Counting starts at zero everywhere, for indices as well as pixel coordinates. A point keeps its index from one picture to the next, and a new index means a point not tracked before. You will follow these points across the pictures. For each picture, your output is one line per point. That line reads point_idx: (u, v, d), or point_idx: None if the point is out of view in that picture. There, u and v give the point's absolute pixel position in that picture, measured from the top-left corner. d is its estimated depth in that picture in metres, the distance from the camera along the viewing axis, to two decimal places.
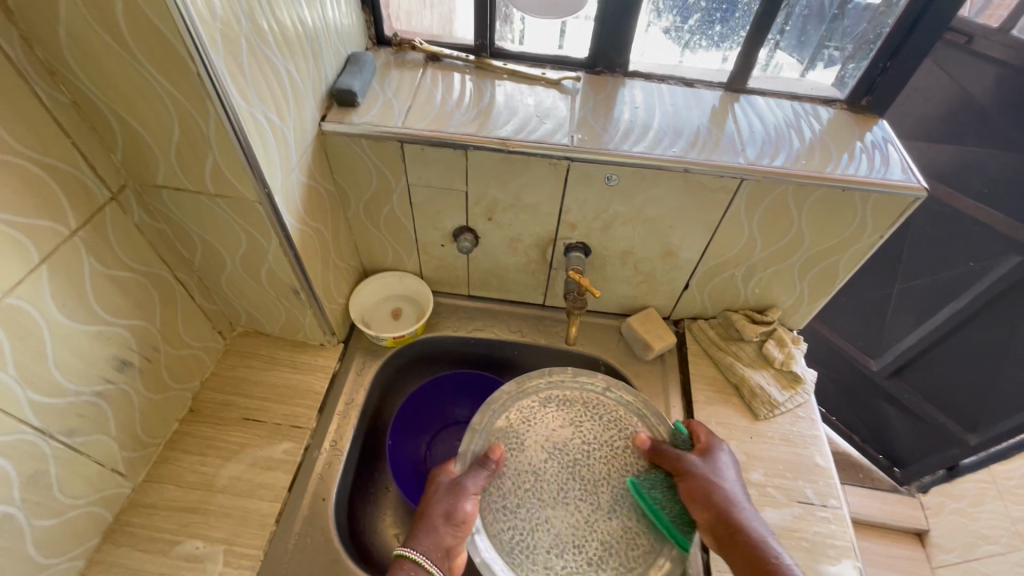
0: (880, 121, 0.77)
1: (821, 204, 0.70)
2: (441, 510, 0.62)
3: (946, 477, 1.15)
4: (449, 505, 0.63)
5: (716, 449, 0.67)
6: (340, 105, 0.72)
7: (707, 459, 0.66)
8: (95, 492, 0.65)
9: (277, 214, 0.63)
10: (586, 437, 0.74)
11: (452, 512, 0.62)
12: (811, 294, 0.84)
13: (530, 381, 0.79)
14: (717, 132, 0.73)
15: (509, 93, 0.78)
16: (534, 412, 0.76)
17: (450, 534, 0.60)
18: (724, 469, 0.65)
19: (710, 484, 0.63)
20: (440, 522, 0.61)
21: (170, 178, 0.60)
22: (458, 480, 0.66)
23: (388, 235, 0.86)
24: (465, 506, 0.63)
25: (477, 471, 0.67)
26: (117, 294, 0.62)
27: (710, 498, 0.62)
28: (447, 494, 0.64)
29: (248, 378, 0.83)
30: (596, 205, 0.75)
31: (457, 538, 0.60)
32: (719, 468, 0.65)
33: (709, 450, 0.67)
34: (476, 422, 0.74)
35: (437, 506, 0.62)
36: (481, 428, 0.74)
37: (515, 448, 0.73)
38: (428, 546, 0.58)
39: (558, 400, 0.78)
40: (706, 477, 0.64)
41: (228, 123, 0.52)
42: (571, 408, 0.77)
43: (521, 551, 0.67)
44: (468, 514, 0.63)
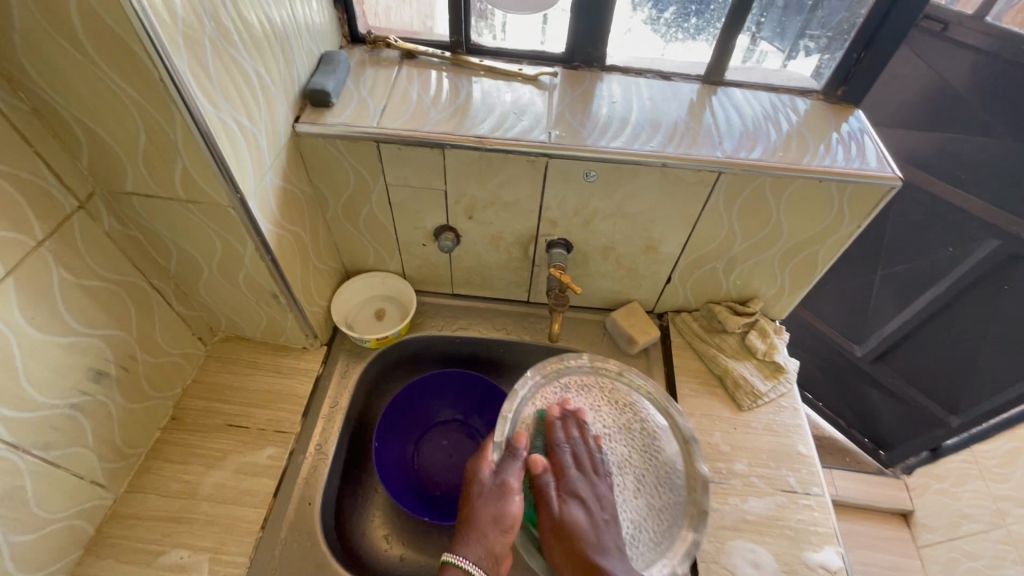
0: (856, 111, 0.77)
1: (797, 195, 0.70)
2: (488, 514, 0.62)
3: (929, 459, 1.21)
4: (496, 508, 0.62)
5: (577, 477, 0.66)
6: (315, 105, 0.71)
7: (567, 496, 0.64)
8: (75, 505, 0.64)
9: (251, 219, 0.62)
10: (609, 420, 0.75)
11: (500, 517, 0.62)
12: (792, 284, 0.84)
13: (548, 369, 0.79)
14: (695, 126, 0.73)
15: (486, 90, 0.77)
16: (556, 400, 0.77)
17: (496, 540, 0.61)
18: (588, 502, 0.64)
19: (574, 530, 0.61)
20: (487, 526, 0.61)
21: (140, 185, 0.59)
22: (501, 479, 0.65)
23: (368, 236, 0.85)
24: (511, 508, 0.62)
25: (517, 467, 0.66)
26: (89, 304, 0.61)
27: (574, 550, 0.60)
28: (492, 496, 0.64)
29: (230, 384, 0.82)
30: (575, 201, 0.75)
31: (503, 543, 0.61)
32: (580, 503, 0.63)
33: (572, 481, 0.65)
34: (504, 409, 0.74)
35: (484, 511, 0.62)
36: (510, 416, 0.74)
37: (543, 437, 0.74)
38: (476, 554, 0.60)
39: (577, 386, 0.78)
40: (567, 520, 0.62)
41: (195, 128, 0.51)
42: (591, 391, 0.78)
43: None
44: (514, 516, 0.62)
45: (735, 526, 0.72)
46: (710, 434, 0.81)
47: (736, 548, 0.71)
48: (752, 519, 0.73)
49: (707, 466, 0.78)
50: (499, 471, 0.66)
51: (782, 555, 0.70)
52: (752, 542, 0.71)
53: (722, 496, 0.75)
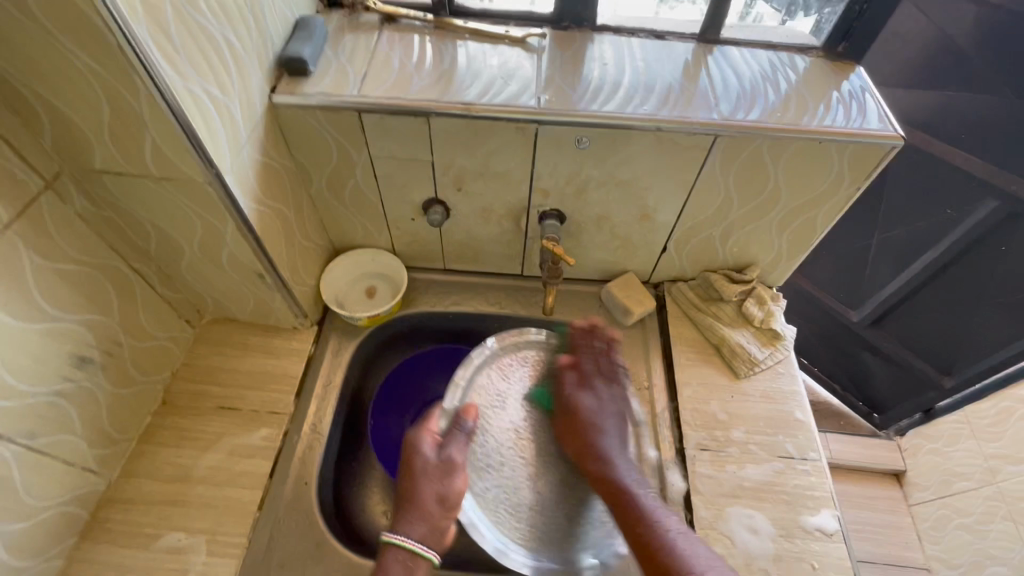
0: (857, 68, 0.74)
1: (795, 157, 0.68)
2: (433, 493, 0.63)
3: (923, 419, 1.25)
4: (440, 485, 0.64)
5: (594, 378, 0.73)
6: (292, 74, 0.67)
7: (583, 389, 0.72)
8: (66, 492, 0.63)
9: (229, 195, 0.60)
10: (559, 400, 0.79)
11: (444, 494, 0.63)
12: (790, 250, 0.83)
13: (507, 340, 0.80)
14: (690, 88, 0.70)
15: (472, 54, 0.73)
16: (510, 371, 0.79)
17: (441, 516, 0.62)
18: (598, 398, 0.72)
19: (583, 418, 0.69)
20: (432, 504, 0.62)
21: (109, 163, 0.56)
22: (445, 455, 0.66)
23: (355, 212, 0.83)
24: (454, 484, 0.64)
25: (461, 443, 0.67)
26: (65, 288, 0.59)
27: (581, 429, 0.69)
28: (436, 472, 0.65)
29: (219, 366, 0.81)
30: (567, 168, 0.72)
31: (446, 518, 0.63)
32: (592, 397, 0.72)
33: (591, 378, 0.73)
34: (459, 374, 0.75)
35: (427, 489, 0.63)
36: (462, 381, 0.75)
37: (495, 405, 0.76)
38: (419, 531, 0.61)
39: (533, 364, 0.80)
40: (579, 408, 0.70)
41: (161, 98, 0.48)
42: (546, 370, 0.80)
43: (505, 509, 0.71)
44: (458, 493, 0.64)
45: (732, 492, 0.73)
46: (707, 402, 0.80)
47: (733, 514, 0.71)
48: (749, 486, 0.73)
49: (703, 434, 0.78)
50: (441, 446, 0.67)
51: (779, 519, 0.71)
52: (750, 507, 0.72)
53: (719, 463, 0.75)
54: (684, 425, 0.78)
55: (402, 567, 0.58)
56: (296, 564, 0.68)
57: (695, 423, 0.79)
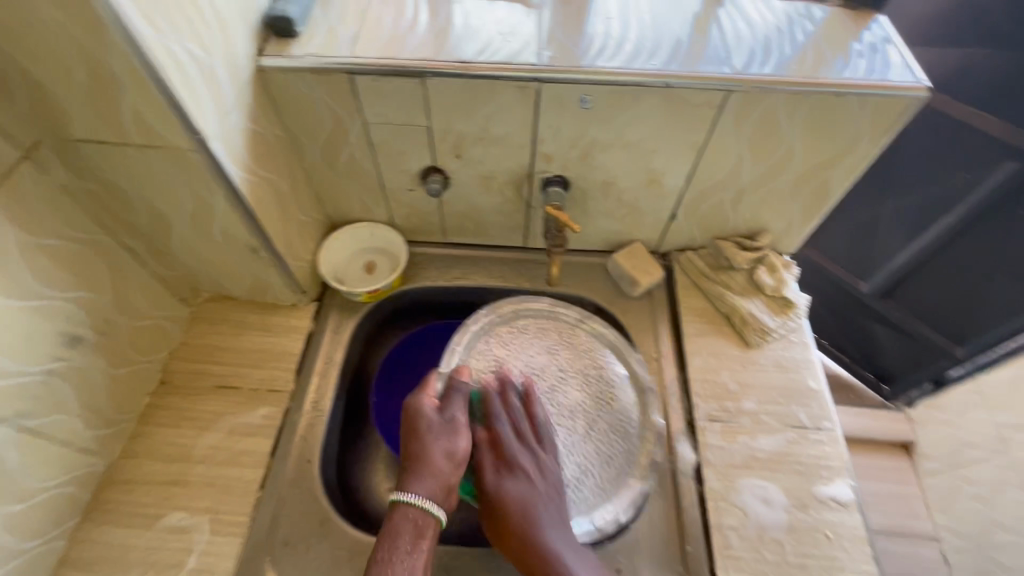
0: (877, 17, 0.70)
1: (813, 113, 0.64)
2: (440, 451, 0.62)
3: (933, 390, 1.25)
4: (446, 444, 0.63)
5: (517, 451, 0.66)
6: (279, 36, 0.64)
7: (506, 475, 0.64)
8: (66, 473, 0.62)
9: (217, 164, 0.57)
10: (563, 363, 0.77)
11: (451, 452, 0.63)
12: (803, 215, 0.80)
13: (507, 306, 0.81)
14: (700, 42, 0.66)
15: (468, 11, 0.69)
16: (511, 337, 0.79)
17: (450, 474, 0.62)
18: (528, 475, 0.64)
19: (512, 508, 0.62)
20: (442, 464, 0.61)
21: (90, 131, 0.53)
22: (448, 416, 0.65)
23: (351, 183, 0.80)
24: (460, 442, 0.64)
25: (461, 402, 0.67)
26: (51, 265, 0.57)
27: (518, 527, 0.61)
28: (441, 431, 0.64)
29: (217, 345, 0.79)
30: (571, 130, 0.69)
31: (455, 476, 0.62)
32: (521, 481, 0.64)
33: (516, 456, 0.65)
34: (454, 341, 0.78)
35: (437, 448, 0.62)
36: (458, 348, 0.77)
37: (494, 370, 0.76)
38: (428, 488, 0.60)
39: (541, 330, 0.80)
40: (507, 499, 0.62)
41: (136, 55, 0.45)
42: (548, 335, 0.80)
43: None
44: (466, 450, 0.64)
45: (743, 463, 0.71)
46: (718, 372, 0.78)
47: (745, 485, 0.70)
48: (762, 457, 0.72)
49: (715, 405, 0.76)
50: (444, 407, 0.66)
51: (793, 490, 0.69)
52: (763, 478, 0.70)
53: (731, 434, 0.73)
54: (693, 396, 0.76)
55: (413, 527, 0.58)
56: (301, 541, 0.67)
57: (705, 393, 0.77)
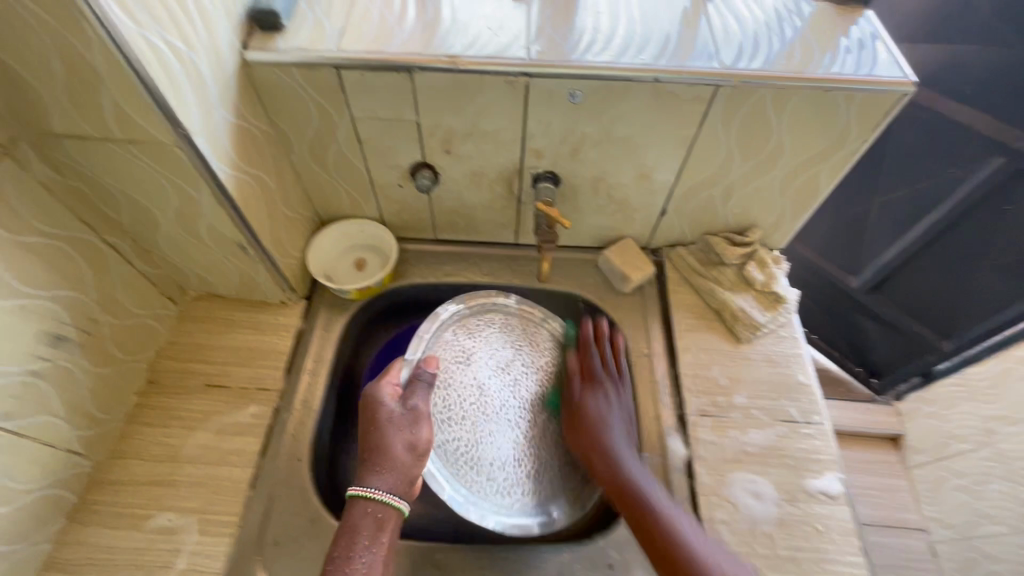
0: (865, 12, 0.70)
1: (801, 108, 0.64)
2: (402, 445, 0.61)
3: (922, 382, 1.24)
4: (408, 436, 0.62)
5: (604, 380, 0.74)
6: (264, 30, 0.63)
7: (592, 391, 0.73)
8: (50, 474, 0.61)
9: (201, 160, 0.56)
10: (526, 359, 0.79)
11: (413, 444, 0.62)
12: (792, 210, 0.80)
13: (478, 299, 0.80)
14: (690, 37, 0.66)
15: (457, 5, 0.68)
16: (478, 329, 0.79)
17: (412, 467, 0.61)
18: (609, 398, 0.72)
19: (590, 415, 0.70)
20: (403, 456, 0.60)
21: (70, 126, 0.52)
22: (410, 405, 0.63)
23: (340, 180, 0.79)
24: (422, 433, 0.63)
25: (425, 392, 0.65)
26: (32, 263, 0.56)
27: (591, 433, 0.69)
28: (403, 422, 0.62)
29: (206, 344, 0.78)
30: (561, 126, 0.69)
31: (416, 469, 0.61)
32: (605, 398, 0.72)
33: (599, 381, 0.74)
34: (424, 329, 0.73)
35: (398, 440, 0.61)
36: (426, 336, 0.73)
37: (460, 360, 0.75)
38: (389, 482, 0.59)
39: (509, 327, 0.80)
40: (587, 408, 0.71)
41: (114, 48, 0.44)
42: (513, 332, 0.80)
43: (465, 463, 0.70)
44: (428, 440, 0.63)
45: (734, 457, 0.71)
46: (709, 368, 0.78)
47: (736, 480, 0.70)
48: (752, 451, 0.72)
49: (706, 400, 0.76)
50: (405, 397, 0.64)
51: (783, 484, 0.70)
52: (753, 473, 0.70)
53: (721, 428, 0.74)
54: (685, 392, 0.77)
55: (374, 522, 0.57)
56: (291, 540, 0.67)
57: (696, 389, 0.77)
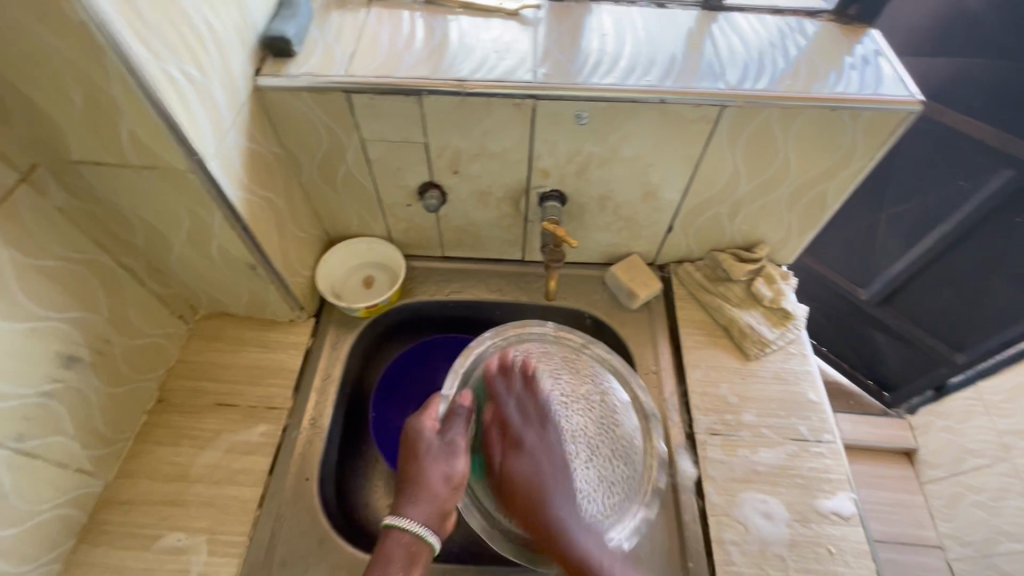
0: (869, 31, 0.70)
1: (808, 127, 0.65)
2: (439, 476, 0.62)
3: (935, 397, 1.25)
4: (445, 469, 0.62)
5: (523, 428, 0.66)
6: (276, 55, 0.64)
7: (513, 450, 0.65)
8: (62, 494, 0.62)
9: (214, 184, 0.57)
10: (567, 388, 0.74)
11: (449, 476, 0.62)
12: (800, 226, 0.80)
13: (509, 330, 0.80)
14: (695, 57, 0.66)
15: (464, 29, 0.69)
16: (515, 361, 0.78)
17: (447, 500, 0.61)
18: (532, 454, 0.64)
19: (513, 473, 0.63)
20: (440, 488, 0.61)
21: (86, 153, 0.53)
22: (448, 438, 0.65)
23: (349, 199, 0.80)
24: (458, 465, 0.63)
25: (462, 426, 0.66)
26: (48, 286, 0.57)
27: (528, 500, 0.61)
28: (440, 454, 0.64)
29: (215, 362, 0.79)
30: (567, 146, 0.69)
31: (450, 503, 0.62)
32: (526, 458, 0.64)
33: (519, 432, 0.66)
34: (458, 363, 0.76)
35: (436, 471, 0.62)
36: (462, 370, 0.76)
37: None
38: (423, 515, 0.60)
39: (548, 354, 0.78)
40: (515, 473, 0.63)
41: (132, 78, 0.45)
42: (551, 359, 0.77)
43: (503, 500, 0.69)
44: (464, 475, 0.63)
45: (745, 477, 0.71)
46: (717, 385, 0.78)
47: (746, 500, 0.69)
48: (763, 470, 0.71)
49: (715, 418, 0.75)
50: (444, 429, 0.66)
51: (794, 504, 0.69)
52: (763, 493, 0.70)
53: (731, 447, 0.73)
54: (693, 410, 0.76)
55: (406, 554, 0.57)
56: (299, 561, 0.67)
57: (705, 407, 0.76)
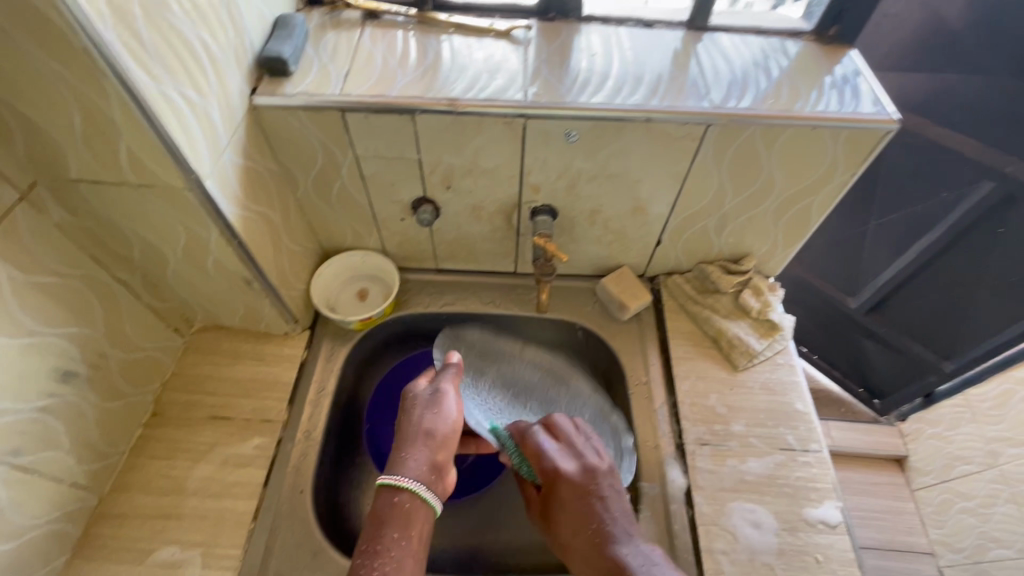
0: (849, 52, 0.72)
1: (790, 144, 0.66)
2: (426, 422, 0.62)
3: (923, 404, 1.25)
4: (432, 418, 0.63)
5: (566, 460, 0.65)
6: (271, 75, 0.66)
7: (574, 496, 0.61)
8: (56, 509, 0.62)
9: (211, 201, 0.58)
10: (514, 373, 0.88)
11: (437, 424, 0.62)
12: (785, 240, 0.82)
13: (457, 331, 0.88)
14: (680, 77, 0.68)
15: (456, 49, 0.71)
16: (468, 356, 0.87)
17: (436, 451, 0.60)
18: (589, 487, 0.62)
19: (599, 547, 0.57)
20: (428, 438, 0.61)
21: (85, 172, 0.55)
22: (433, 390, 0.66)
23: (343, 214, 0.81)
24: (445, 414, 0.63)
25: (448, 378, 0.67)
26: (44, 302, 0.57)
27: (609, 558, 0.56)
28: (427, 405, 0.64)
29: (210, 375, 0.79)
30: (557, 163, 0.71)
31: (442, 451, 0.61)
32: (584, 492, 0.61)
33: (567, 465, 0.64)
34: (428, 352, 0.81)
35: (422, 422, 0.62)
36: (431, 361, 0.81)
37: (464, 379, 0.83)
38: (415, 470, 0.58)
39: (491, 350, 0.89)
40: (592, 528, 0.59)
41: (133, 102, 0.47)
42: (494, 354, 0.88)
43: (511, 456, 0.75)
44: (454, 422, 0.63)
45: (734, 486, 0.72)
46: (706, 396, 0.79)
47: (736, 509, 0.71)
48: (751, 480, 0.72)
49: (704, 429, 0.76)
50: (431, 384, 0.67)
51: (783, 513, 0.70)
52: (752, 502, 0.71)
53: (721, 457, 0.74)
54: (683, 420, 0.77)
55: (401, 515, 0.54)
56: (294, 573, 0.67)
57: (694, 417, 0.78)
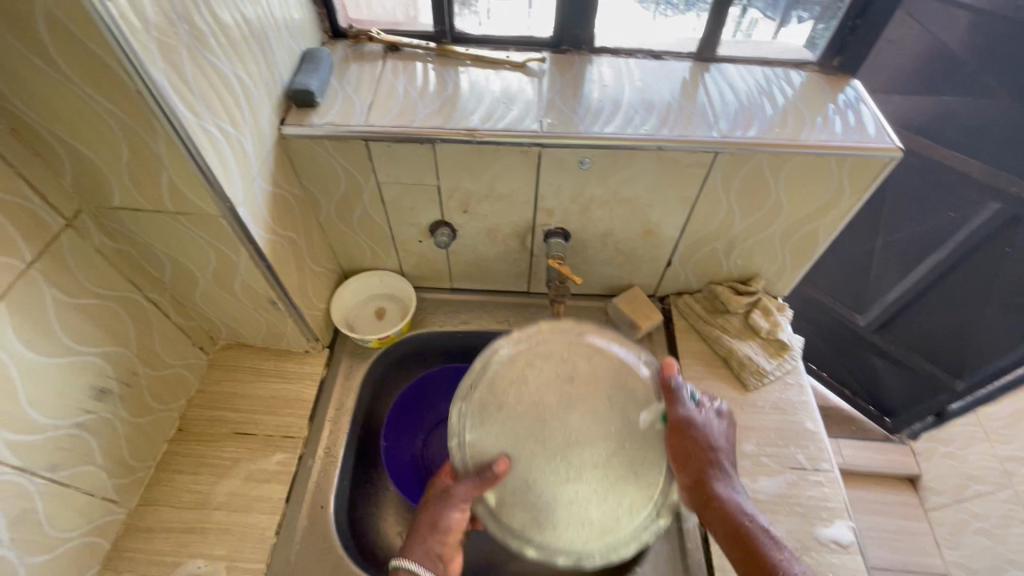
0: (852, 81, 0.75)
1: (796, 171, 0.69)
2: (433, 515, 0.63)
3: (934, 423, 1.25)
4: (440, 512, 0.63)
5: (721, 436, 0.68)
6: (299, 106, 0.69)
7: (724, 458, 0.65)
8: (87, 522, 0.64)
9: (242, 227, 0.61)
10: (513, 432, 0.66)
11: (442, 519, 0.63)
12: (793, 261, 0.84)
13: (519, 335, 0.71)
14: (689, 106, 0.71)
15: (474, 80, 0.75)
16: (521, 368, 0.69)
17: (438, 541, 0.62)
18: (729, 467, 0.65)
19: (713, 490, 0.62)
20: (432, 528, 0.63)
21: (126, 200, 0.58)
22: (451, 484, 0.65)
23: (363, 236, 0.84)
24: (452, 511, 0.63)
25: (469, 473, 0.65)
26: (83, 322, 0.60)
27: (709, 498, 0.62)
28: (440, 499, 0.65)
29: (233, 392, 0.82)
30: (570, 188, 0.74)
31: (442, 543, 0.62)
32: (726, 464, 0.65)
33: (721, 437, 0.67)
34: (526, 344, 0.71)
35: (431, 513, 0.64)
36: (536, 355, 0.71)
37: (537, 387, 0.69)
38: (418, 555, 0.61)
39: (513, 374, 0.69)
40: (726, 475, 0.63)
41: (177, 137, 0.50)
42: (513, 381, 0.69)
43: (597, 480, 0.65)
44: (460, 519, 0.63)
45: None
46: None
47: None
48: (764, 499, 0.73)
49: None
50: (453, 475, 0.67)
51: (795, 532, 0.71)
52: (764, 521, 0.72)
53: None
54: None
55: None
56: None
57: None
